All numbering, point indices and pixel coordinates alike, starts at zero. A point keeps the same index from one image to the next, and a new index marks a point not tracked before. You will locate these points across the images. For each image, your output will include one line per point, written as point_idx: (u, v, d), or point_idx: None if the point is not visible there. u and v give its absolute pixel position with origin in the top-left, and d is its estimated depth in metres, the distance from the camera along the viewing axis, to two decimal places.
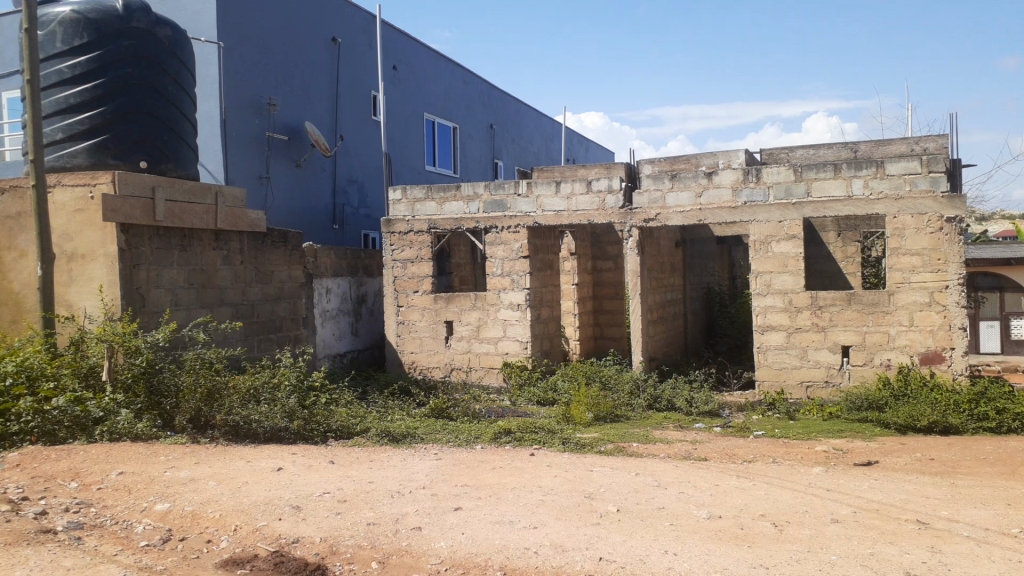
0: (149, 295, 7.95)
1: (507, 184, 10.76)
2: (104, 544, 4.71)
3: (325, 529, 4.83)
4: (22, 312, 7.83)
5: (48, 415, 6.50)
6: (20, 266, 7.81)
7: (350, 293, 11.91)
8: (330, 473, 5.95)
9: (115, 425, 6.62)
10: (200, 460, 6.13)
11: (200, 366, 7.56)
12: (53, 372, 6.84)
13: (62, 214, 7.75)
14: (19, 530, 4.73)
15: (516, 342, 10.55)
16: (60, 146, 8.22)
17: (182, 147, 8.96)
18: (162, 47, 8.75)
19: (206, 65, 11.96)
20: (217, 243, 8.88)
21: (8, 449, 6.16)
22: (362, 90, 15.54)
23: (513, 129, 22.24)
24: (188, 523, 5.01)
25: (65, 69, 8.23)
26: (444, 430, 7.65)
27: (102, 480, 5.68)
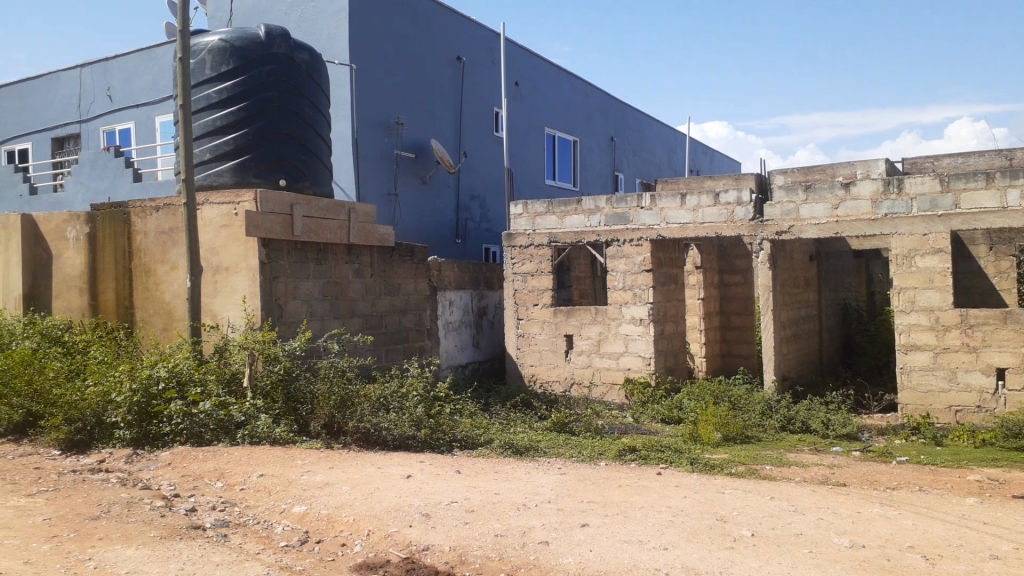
0: (286, 305, 8.32)
1: (631, 197, 10.66)
2: (248, 542, 4.95)
3: (455, 538, 4.89)
4: (172, 321, 8.37)
5: (196, 418, 6.93)
6: (171, 278, 8.36)
7: (472, 306, 12.09)
8: (458, 482, 6.03)
9: (256, 429, 6.94)
10: (334, 465, 6.35)
11: (334, 374, 7.85)
12: (200, 377, 7.27)
13: (209, 229, 8.24)
14: (173, 526, 5.06)
15: (639, 358, 10.40)
16: (208, 166, 8.75)
17: (317, 165, 9.37)
18: (300, 71, 9.21)
19: (339, 87, 12.52)
20: (349, 257, 9.22)
21: (161, 449, 6.71)
22: (485, 106, 15.82)
23: (635, 141, 22.07)
24: (324, 526, 5.19)
25: (212, 94, 8.79)
26: (567, 444, 7.60)
27: (245, 481, 5.97)
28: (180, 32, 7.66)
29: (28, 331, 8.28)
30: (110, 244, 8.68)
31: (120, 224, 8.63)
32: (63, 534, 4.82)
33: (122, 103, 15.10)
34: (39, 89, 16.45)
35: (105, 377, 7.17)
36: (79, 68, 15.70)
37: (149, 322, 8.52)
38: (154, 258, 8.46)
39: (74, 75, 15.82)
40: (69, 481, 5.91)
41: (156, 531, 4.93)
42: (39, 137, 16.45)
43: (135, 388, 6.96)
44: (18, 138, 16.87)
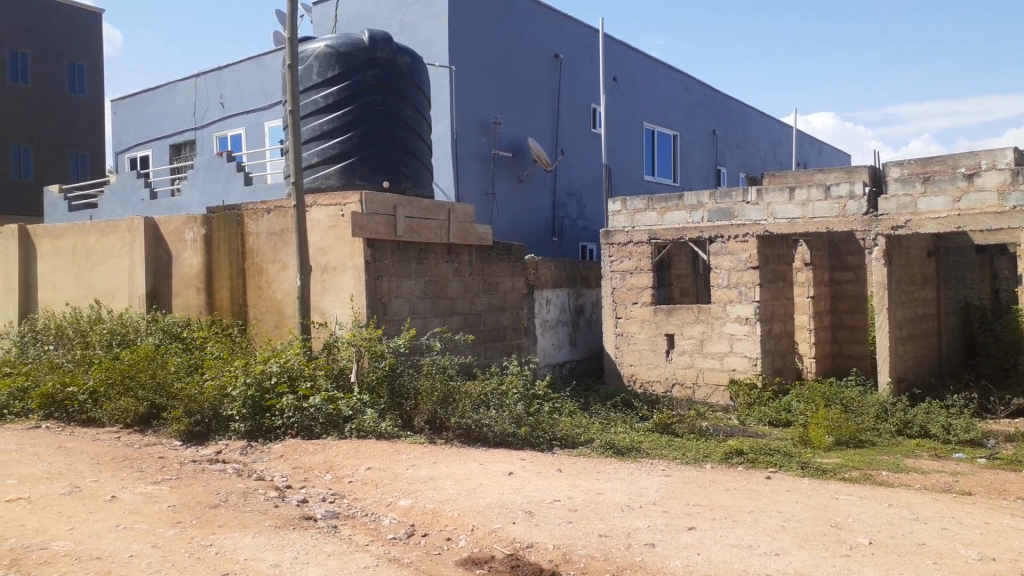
0: (390, 304, 8.50)
1: (735, 192, 10.44)
2: (357, 533, 5.08)
3: (558, 537, 4.88)
4: (283, 319, 8.70)
5: (306, 412, 7.17)
6: (282, 278, 8.68)
7: (570, 304, 12.05)
8: (560, 481, 6.01)
9: (362, 423, 7.12)
10: (437, 460, 6.44)
11: (435, 370, 7.96)
12: (310, 372, 7.53)
13: (317, 231, 8.50)
14: (286, 516, 5.25)
15: (744, 358, 10.14)
16: (315, 169, 9.04)
17: (418, 167, 9.54)
18: (401, 74, 9.41)
19: (439, 89, 12.73)
20: (449, 256, 9.35)
21: (273, 441, 6.99)
22: (582, 104, 15.75)
23: (738, 134, 21.53)
24: (430, 520, 5.27)
25: (319, 98, 9.07)
26: (670, 446, 7.46)
27: (352, 473, 6.14)
28: (288, 41, 7.93)
29: (150, 328, 8.78)
30: (225, 245, 9.07)
31: (233, 226, 9.02)
32: (186, 520, 5.08)
33: (234, 110, 15.80)
34: (158, 99, 17.43)
35: (221, 372, 7.53)
36: (194, 77, 16.53)
37: (261, 320, 8.87)
38: (266, 259, 8.81)
39: (190, 84, 16.67)
40: (190, 470, 6.22)
41: (271, 521, 5.13)
42: (158, 144, 17.43)
43: (249, 383, 7.27)
44: (140, 146, 17.92)
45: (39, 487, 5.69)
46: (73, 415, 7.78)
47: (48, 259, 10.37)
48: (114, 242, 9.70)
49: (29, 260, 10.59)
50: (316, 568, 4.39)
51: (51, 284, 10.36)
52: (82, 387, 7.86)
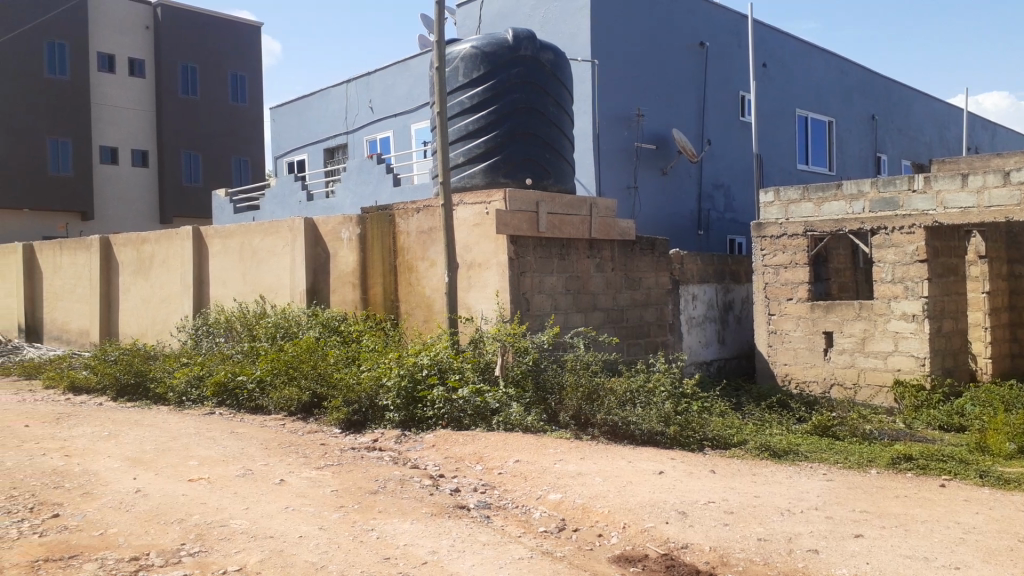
0: (533, 299, 8.53)
1: (900, 179, 9.75)
2: (509, 525, 5.15)
3: (715, 538, 4.75)
4: (432, 313, 8.95)
5: (455, 403, 7.34)
6: (431, 274, 8.92)
7: (718, 300, 11.71)
8: (714, 482, 5.86)
9: (509, 416, 7.20)
10: (585, 456, 6.42)
11: (579, 366, 7.91)
12: (459, 365, 7.71)
13: (463, 228, 8.65)
14: (441, 504, 5.39)
15: (910, 357, 9.53)
16: (462, 169, 9.24)
17: (561, 162, 9.57)
18: (545, 70, 9.46)
19: (582, 83, 12.72)
20: (592, 251, 9.29)
21: (426, 431, 7.20)
22: (729, 93, 15.28)
23: (901, 118, 20.23)
24: (580, 515, 5.25)
25: (465, 99, 9.26)
26: (830, 449, 7.11)
27: (502, 465, 6.21)
28: (435, 44, 8.12)
29: (311, 322, 9.30)
30: (378, 243, 9.42)
31: (385, 224, 9.36)
32: (349, 505, 5.31)
33: (382, 113, 16.42)
34: (313, 104, 18.39)
35: (377, 364, 7.85)
36: (346, 83, 17.31)
37: (412, 315, 9.18)
38: (416, 256, 9.08)
39: (341, 90, 17.47)
40: (350, 457, 6.51)
41: (427, 508, 5.28)
42: (313, 148, 18.41)
43: (402, 374, 7.54)
44: (297, 150, 18.99)
45: (217, 469, 6.15)
46: (243, 402, 8.33)
47: (218, 258, 11.17)
48: (277, 241, 10.31)
49: (202, 259, 11.44)
50: (472, 557, 4.48)
51: (220, 281, 11.14)
52: (251, 375, 8.42)
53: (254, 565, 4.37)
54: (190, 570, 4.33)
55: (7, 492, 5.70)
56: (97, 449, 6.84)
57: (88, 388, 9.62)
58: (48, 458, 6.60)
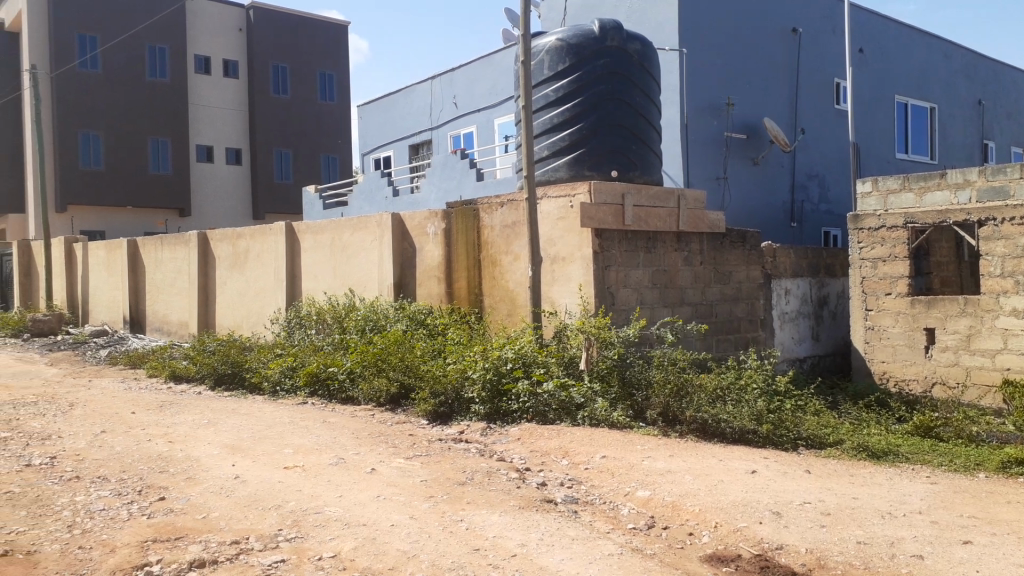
0: (619, 293, 8.42)
1: (1011, 167, 9.22)
2: (598, 520, 5.11)
3: (811, 540, 4.60)
4: (516, 307, 8.92)
5: (541, 398, 7.34)
6: (515, 268, 8.89)
7: (812, 295, 11.34)
8: (809, 482, 5.67)
9: (595, 412, 7.13)
10: (674, 454, 6.31)
11: (667, 362, 7.77)
12: (543, 359, 7.69)
13: (547, 222, 8.57)
14: (529, 497, 5.39)
15: (1021, 356, 9.03)
16: (546, 162, 9.21)
17: (648, 154, 9.43)
18: (632, 61, 9.34)
19: (670, 73, 12.51)
20: (680, 245, 9.11)
21: (511, 424, 7.22)
22: (823, 80, 14.77)
23: (1010, 103, 19.14)
24: (670, 513, 5.17)
25: (550, 92, 9.23)
26: (933, 451, 6.81)
27: (589, 460, 6.15)
28: (520, 38, 8.11)
29: (398, 315, 9.47)
30: (463, 238, 9.48)
31: (470, 219, 9.39)
32: (438, 495, 5.38)
33: (466, 108, 16.54)
34: (399, 102, 18.69)
35: (462, 357, 7.93)
36: (430, 80, 17.52)
37: (496, 309, 9.18)
38: (500, 249, 9.08)
39: (426, 87, 17.70)
40: (438, 448, 6.60)
41: (515, 501, 5.29)
42: (399, 145, 18.72)
43: (487, 367, 7.58)
44: (383, 147, 19.35)
45: (311, 457, 6.32)
46: (334, 393, 8.55)
47: (310, 252, 11.47)
48: (366, 236, 10.52)
49: (294, 254, 11.78)
50: (562, 551, 4.47)
51: (312, 275, 11.45)
52: (342, 367, 8.64)
53: (349, 552, 4.48)
54: (288, 555, 4.46)
55: (117, 476, 6.02)
56: (197, 436, 7.13)
57: (188, 377, 10.03)
58: (153, 444, 6.93)
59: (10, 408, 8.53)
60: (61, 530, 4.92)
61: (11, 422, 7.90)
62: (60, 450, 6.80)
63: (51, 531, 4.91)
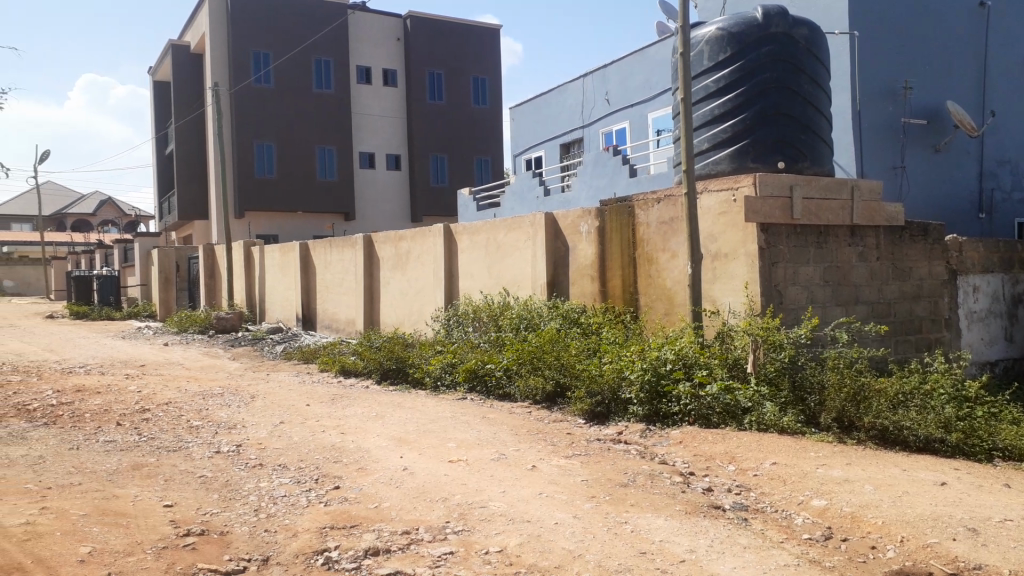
0: (787, 292, 8.01)
1: None
2: (770, 529, 4.87)
3: (1016, 562, 4.20)
4: (674, 306, 8.71)
5: (703, 400, 7.05)
6: (672, 266, 8.68)
7: (1004, 292, 10.36)
8: (1010, 498, 5.17)
9: (762, 416, 6.78)
10: (851, 462, 5.93)
11: (842, 364, 7.35)
12: (705, 360, 7.42)
13: (708, 217, 8.32)
14: (695, 502, 5.24)
15: None
16: (707, 155, 8.93)
17: (817, 143, 8.95)
18: (799, 47, 8.91)
19: (839, 58, 11.85)
20: (853, 239, 8.58)
21: (672, 427, 7.01)
22: (1015, 57, 13.51)
23: None
24: (849, 525, 4.85)
25: (711, 84, 8.96)
26: None
27: (757, 467, 5.88)
28: (678, 28, 7.89)
29: (552, 313, 9.51)
30: (617, 236, 9.33)
31: (625, 216, 9.25)
32: (600, 495, 5.33)
33: (619, 105, 16.39)
34: (550, 101, 18.82)
35: (619, 357, 7.82)
36: (583, 77, 17.49)
37: (653, 308, 8.99)
38: (656, 247, 8.88)
39: (578, 85, 17.69)
40: (597, 448, 6.54)
41: (681, 506, 5.15)
42: (551, 144, 18.83)
43: (646, 368, 7.42)
44: (535, 146, 19.54)
45: (474, 451, 6.44)
46: (492, 389, 8.69)
47: (466, 252, 11.73)
48: (520, 236, 10.62)
49: (452, 255, 12.10)
50: (734, 559, 4.30)
51: (468, 275, 11.71)
52: (498, 364, 8.78)
53: (515, 548, 4.52)
54: (456, 548, 4.56)
55: (296, 464, 6.39)
56: (367, 428, 7.45)
57: (356, 371, 10.54)
58: (327, 435, 7.31)
59: (201, 398, 9.28)
60: (249, 513, 5.27)
61: (202, 411, 8.59)
62: (244, 439, 7.32)
63: (240, 513, 5.27)
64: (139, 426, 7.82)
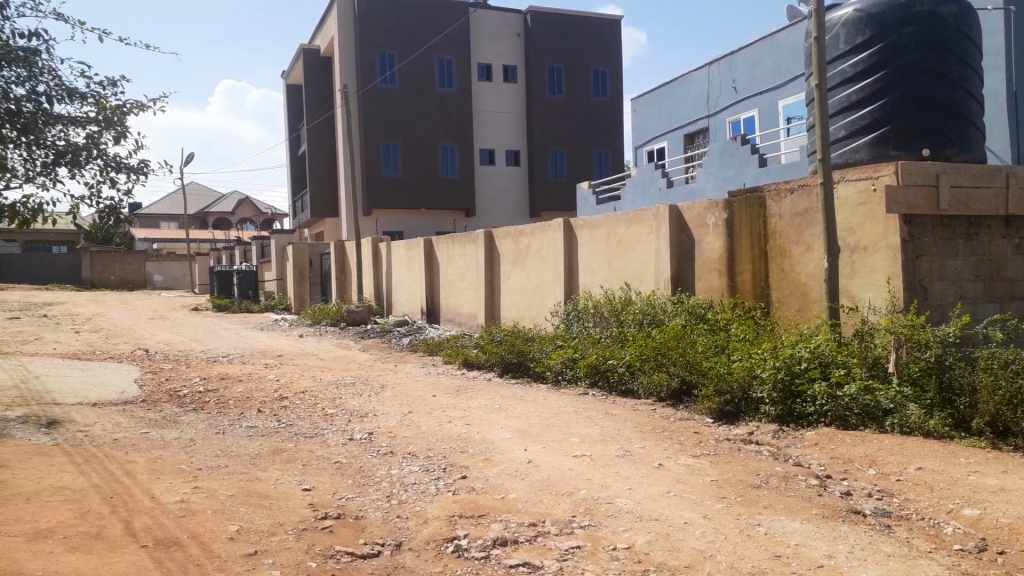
0: (933, 287, 7.54)
1: None
2: (916, 537, 4.60)
3: None
4: (808, 302, 8.36)
5: (841, 401, 6.72)
6: (807, 259, 8.34)
7: None
8: None
9: (906, 418, 6.39)
10: (1008, 470, 5.51)
11: (999, 365, 6.61)
12: (843, 359, 7.08)
13: (845, 208, 7.93)
14: (833, 506, 5.01)
15: None
16: (843, 143, 8.55)
17: (967, 127, 8.37)
18: (946, 26, 8.36)
19: (992, 35, 11.01)
20: (1008, 230, 7.97)
21: (806, 428, 6.73)
22: None
23: None
24: (1006, 536, 4.52)
25: (847, 68, 8.54)
26: None
27: (901, 471, 5.56)
28: (812, 12, 7.54)
29: (677, 309, 9.34)
30: (747, 229, 9.02)
31: (755, 208, 8.92)
32: (731, 496, 5.18)
33: (747, 93, 15.90)
34: (673, 91, 18.51)
35: (749, 354, 7.59)
36: (708, 66, 17.09)
37: (785, 303, 8.66)
38: (789, 240, 8.55)
39: (703, 73, 17.31)
40: (727, 448, 6.37)
41: (818, 509, 4.94)
42: (674, 135, 18.49)
43: (779, 367, 7.16)
44: (657, 137, 19.25)
45: (599, 447, 6.42)
46: (615, 385, 8.62)
47: (587, 246, 11.69)
48: (643, 229, 10.46)
49: (573, 249, 12.08)
50: (877, 567, 4.10)
51: (589, 269, 11.66)
52: (621, 360, 8.71)
53: (643, 545, 4.46)
54: (583, 542, 4.55)
55: (425, 453, 6.56)
56: (492, 420, 7.56)
57: (479, 364, 10.70)
58: (454, 425, 7.47)
59: (334, 387, 9.70)
60: (382, 499, 5.46)
61: (335, 399, 8.97)
62: (376, 427, 7.58)
63: (374, 499, 5.46)
64: (278, 413, 8.24)
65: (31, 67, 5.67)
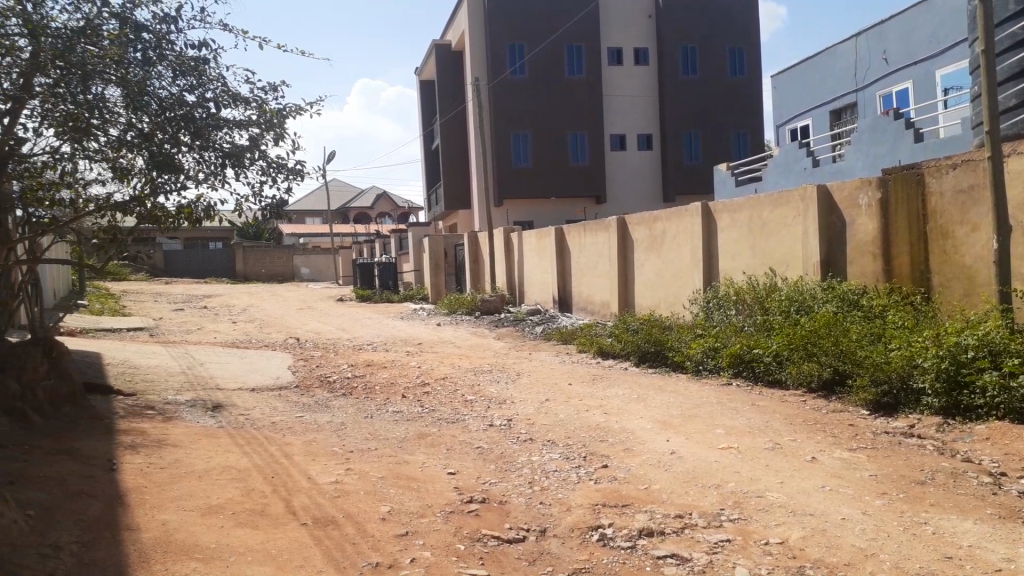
0: None
1: None
2: None
3: None
4: (975, 285, 7.76)
5: (1015, 393, 6.05)
6: (973, 240, 7.74)
7: None
8: None
9: None
10: None
11: None
12: (1017, 348, 6.41)
13: (1018, 183, 7.27)
14: (1010, 506, 4.62)
15: None
16: (1014, 112, 7.88)
17: None
18: None
19: None
20: None
21: (975, 423, 6.18)
22: None
23: None
24: None
25: (1018, 29, 7.82)
26: None
27: None
28: None
29: (827, 295, 8.91)
30: (903, 208, 8.45)
31: (913, 185, 8.30)
32: (893, 492, 4.88)
33: (899, 64, 14.92)
34: (817, 65, 17.63)
35: (909, 343, 7.12)
36: (855, 37, 16.15)
37: (948, 288, 8.06)
38: (952, 219, 7.95)
39: (850, 45, 16.38)
40: (885, 442, 6.00)
41: (992, 509, 4.57)
42: (818, 112, 17.63)
43: (943, 356, 6.63)
44: (800, 115, 18.42)
45: (745, 439, 6.21)
46: (760, 375, 8.32)
47: (727, 231, 11.34)
48: (788, 212, 10.04)
49: (712, 234, 11.74)
50: None
51: (730, 255, 11.31)
52: (767, 349, 8.39)
53: (798, 541, 4.28)
54: (733, 536, 4.42)
55: (564, 441, 6.57)
56: (631, 409, 7.48)
57: (614, 353, 10.61)
58: (592, 414, 7.44)
59: (473, 374, 9.88)
60: (524, 485, 5.50)
61: (474, 386, 9.13)
62: (514, 414, 7.66)
63: (516, 485, 5.51)
64: (421, 399, 8.49)
65: (198, 76, 5.43)
